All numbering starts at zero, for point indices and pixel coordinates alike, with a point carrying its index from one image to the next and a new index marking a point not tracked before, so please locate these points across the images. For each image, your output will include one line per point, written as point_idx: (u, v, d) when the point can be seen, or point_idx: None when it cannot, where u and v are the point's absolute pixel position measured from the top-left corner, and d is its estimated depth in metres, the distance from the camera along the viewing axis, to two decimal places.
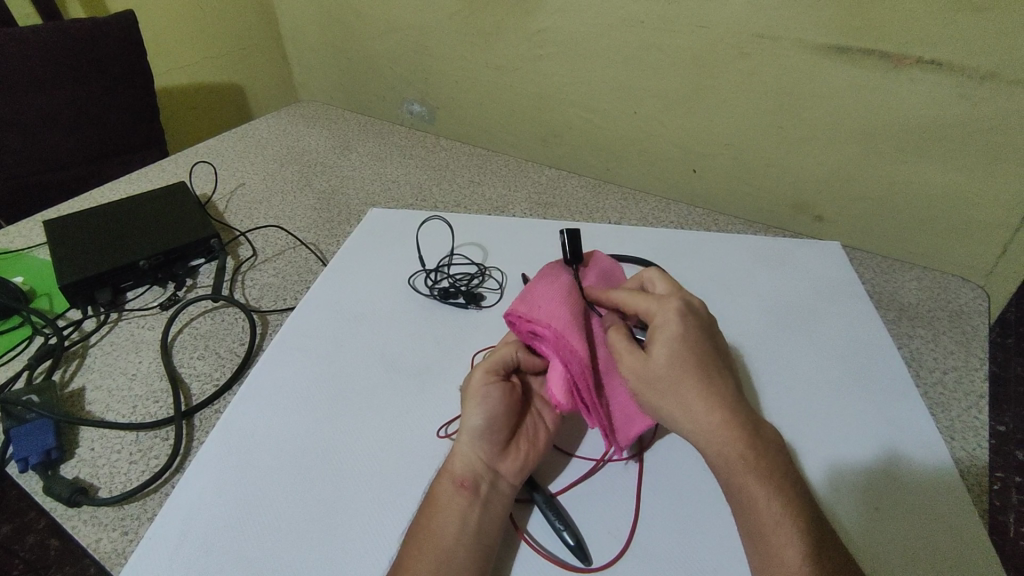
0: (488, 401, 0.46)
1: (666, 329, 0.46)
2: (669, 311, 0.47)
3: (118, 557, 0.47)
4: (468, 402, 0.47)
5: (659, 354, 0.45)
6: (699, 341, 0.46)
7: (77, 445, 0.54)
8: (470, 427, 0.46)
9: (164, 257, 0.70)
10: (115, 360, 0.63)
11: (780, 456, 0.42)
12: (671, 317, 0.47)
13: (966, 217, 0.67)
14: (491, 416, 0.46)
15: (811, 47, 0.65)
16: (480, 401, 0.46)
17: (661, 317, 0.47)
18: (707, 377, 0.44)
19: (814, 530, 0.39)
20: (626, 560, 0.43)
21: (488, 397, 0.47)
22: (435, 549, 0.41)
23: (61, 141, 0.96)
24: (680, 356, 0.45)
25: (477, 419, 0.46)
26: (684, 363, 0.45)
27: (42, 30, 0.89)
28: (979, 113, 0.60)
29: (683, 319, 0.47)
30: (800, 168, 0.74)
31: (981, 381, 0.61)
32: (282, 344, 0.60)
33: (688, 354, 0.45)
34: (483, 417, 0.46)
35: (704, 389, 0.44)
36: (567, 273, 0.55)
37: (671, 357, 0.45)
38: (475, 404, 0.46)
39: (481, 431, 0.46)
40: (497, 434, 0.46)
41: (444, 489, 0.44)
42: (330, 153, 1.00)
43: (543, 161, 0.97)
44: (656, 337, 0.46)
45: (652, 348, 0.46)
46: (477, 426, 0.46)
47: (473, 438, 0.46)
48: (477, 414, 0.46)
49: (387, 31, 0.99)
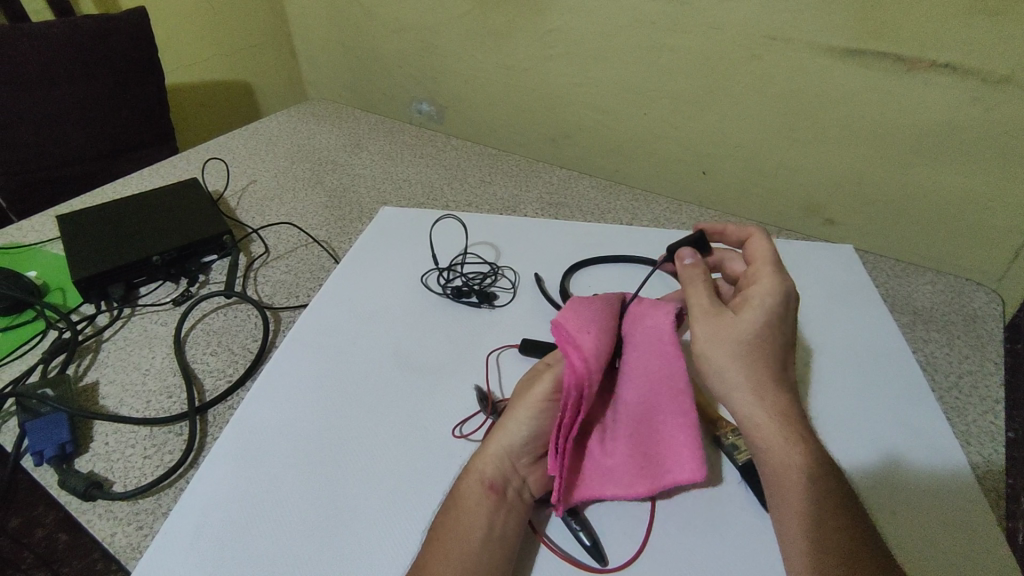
0: (541, 415, 0.47)
1: (767, 300, 0.47)
2: (779, 288, 0.48)
3: (133, 551, 0.47)
4: (519, 411, 0.47)
5: (747, 320, 0.46)
6: (783, 328, 0.47)
7: (92, 438, 0.55)
8: (513, 437, 0.46)
9: (178, 252, 0.70)
10: (129, 355, 0.63)
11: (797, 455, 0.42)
12: (779, 290, 0.48)
13: (981, 221, 0.67)
14: (537, 433, 0.47)
15: (825, 50, 0.65)
16: (532, 411, 0.47)
17: (764, 290, 0.48)
18: (775, 357, 0.46)
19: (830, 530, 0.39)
20: (644, 560, 0.42)
21: (542, 409, 0.47)
22: (459, 548, 0.41)
23: (73, 136, 0.96)
24: (764, 330, 0.46)
25: (522, 432, 0.47)
26: (762, 337, 0.46)
27: (56, 25, 0.89)
28: (994, 117, 0.60)
29: (785, 302, 0.48)
30: (813, 170, 0.74)
31: (996, 386, 0.61)
32: (296, 340, 0.60)
33: (768, 332, 0.46)
34: (528, 431, 0.47)
35: (769, 366, 0.45)
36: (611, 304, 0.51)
37: (758, 326, 0.46)
38: (526, 413, 0.47)
39: (524, 443, 0.46)
40: (537, 448, 0.47)
41: (471, 490, 0.44)
42: (341, 151, 1.01)
43: (554, 161, 0.97)
44: (748, 307, 0.47)
45: (743, 313, 0.47)
46: (521, 437, 0.46)
47: (514, 447, 0.46)
48: (524, 426, 0.47)
49: (397, 31, 0.99)
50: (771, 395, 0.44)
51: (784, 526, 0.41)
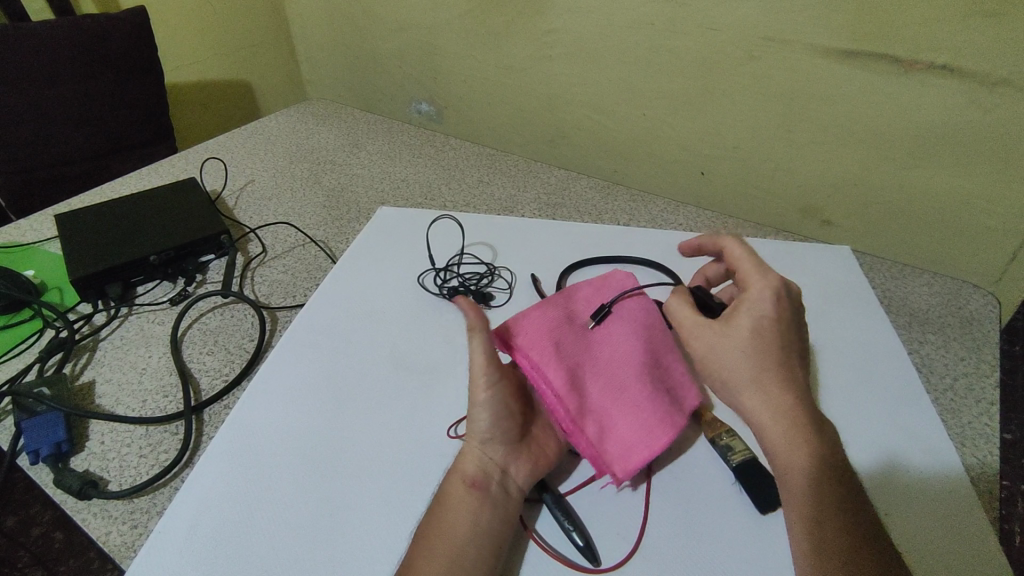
0: (493, 402, 0.46)
1: (755, 300, 0.49)
2: (765, 286, 0.49)
3: (127, 550, 0.47)
4: (473, 405, 0.46)
5: (746, 319, 0.48)
6: (786, 323, 0.48)
7: (87, 437, 0.55)
8: (478, 429, 0.46)
9: (175, 252, 0.70)
10: (126, 354, 0.63)
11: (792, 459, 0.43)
12: (767, 290, 0.49)
13: (977, 223, 0.67)
14: (498, 418, 0.46)
15: (822, 51, 0.65)
16: (482, 402, 0.46)
17: (758, 288, 0.49)
18: (781, 355, 0.47)
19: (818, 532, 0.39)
20: (637, 561, 0.43)
21: (495, 394, 0.46)
22: (446, 548, 0.41)
23: (72, 135, 0.96)
24: (760, 329, 0.47)
25: (483, 422, 0.46)
26: (764, 334, 0.47)
27: (55, 24, 0.89)
28: (991, 118, 0.60)
29: (778, 298, 0.49)
30: (810, 172, 0.74)
31: (992, 388, 0.61)
32: (292, 340, 0.60)
33: (771, 327, 0.48)
34: (488, 420, 0.46)
35: (777, 364, 0.46)
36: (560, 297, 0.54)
37: (751, 327, 0.47)
38: (482, 403, 0.46)
39: (488, 434, 0.46)
40: (506, 436, 0.46)
41: (455, 489, 0.44)
42: (340, 151, 1.01)
43: (552, 161, 0.97)
44: (746, 305, 0.49)
45: (740, 312, 0.49)
46: (484, 428, 0.46)
47: (482, 437, 0.46)
48: (482, 416, 0.46)
49: (397, 31, 0.99)
50: (781, 395, 0.45)
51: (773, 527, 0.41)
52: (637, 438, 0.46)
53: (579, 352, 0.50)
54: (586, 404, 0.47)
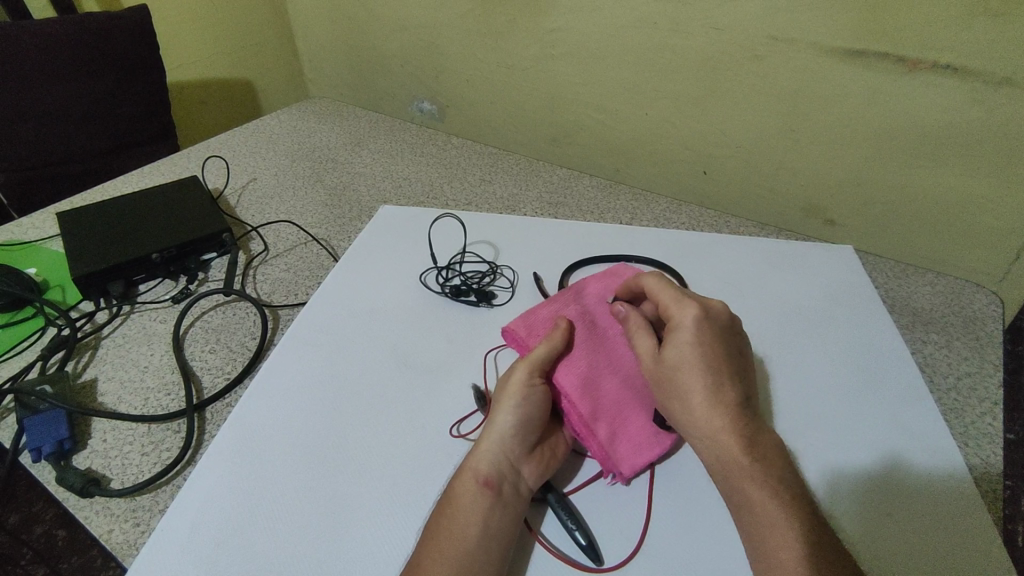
0: (526, 401, 0.48)
1: (681, 331, 0.48)
2: (686, 315, 0.49)
3: (129, 548, 0.47)
4: (505, 402, 0.48)
5: (676, 352, 0.47)
6: (714, 346, 0.48)
7: (90, 435, 0.55)
8: (500, 427, 0.46)
9: (178, 250, 0.70)
10: (128, 352, 0.63)
11: (766, 469, 0.43)
12: (686, 321, 0.48)
13: (981, 222, 0.67)
14: (522, 419, 0.47)
15: (825, 50, 0.65)
16: (515, 401, 0.47)
17: (678, 318, 0.49)
18: (717, 386, 0.46)
19: (807, 535, 0.40)
20: (638, 560, 0.42)
21: (525, 397, 0.48)
22: (455, 548, 0.41)
23: (74, 133, 0.96)
24: (688, 360, 0.47)
25: (508, 421, 0.47)
26: (693, 366, 0.46)
27: (58, 22, 0.89)
28: (995, 117, 0.60)
29: (699, 324, 0.48)
30: (814, 171, 0.74)
31: (995, 388, 0.60)
32: (293, 338, 0.60)
33: (700, 355, 0.47)
34: (513, 419, 0.47)
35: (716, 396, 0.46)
36: (571, 303, 0.57)
37: (680, 359, 0.47)
38: (511, 405, 0.47)
39: (512, 432, 0.46)
40: (529, 437, 0.47)
41: (465, 488, 0.44)
42: (341, 150, 1.01)
43: (554, 160, 0.97)
44: (673, 336, 0.48)
45: (669, 345, 0.48)
46: (507, 428, 0.46)
47: (504, 437, 0.46)
48: (510, 414, 0.47)
49: (400, 30, 0.99)
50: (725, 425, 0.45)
51: (766, 529, 0.40)
52: (645, 438, 0.48)
53: (590, 355, 0.52)
54: (598, 406, 0.49)
